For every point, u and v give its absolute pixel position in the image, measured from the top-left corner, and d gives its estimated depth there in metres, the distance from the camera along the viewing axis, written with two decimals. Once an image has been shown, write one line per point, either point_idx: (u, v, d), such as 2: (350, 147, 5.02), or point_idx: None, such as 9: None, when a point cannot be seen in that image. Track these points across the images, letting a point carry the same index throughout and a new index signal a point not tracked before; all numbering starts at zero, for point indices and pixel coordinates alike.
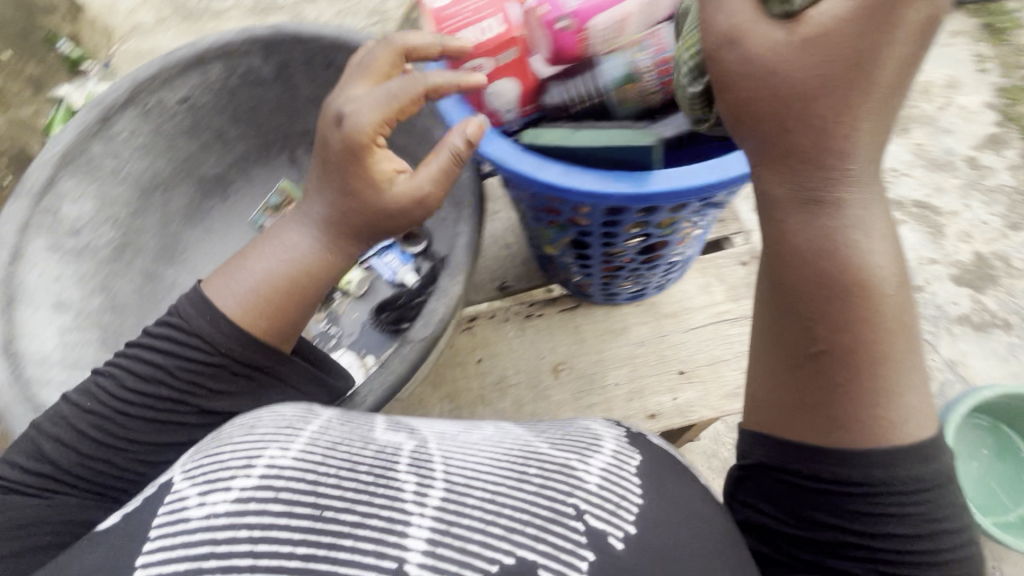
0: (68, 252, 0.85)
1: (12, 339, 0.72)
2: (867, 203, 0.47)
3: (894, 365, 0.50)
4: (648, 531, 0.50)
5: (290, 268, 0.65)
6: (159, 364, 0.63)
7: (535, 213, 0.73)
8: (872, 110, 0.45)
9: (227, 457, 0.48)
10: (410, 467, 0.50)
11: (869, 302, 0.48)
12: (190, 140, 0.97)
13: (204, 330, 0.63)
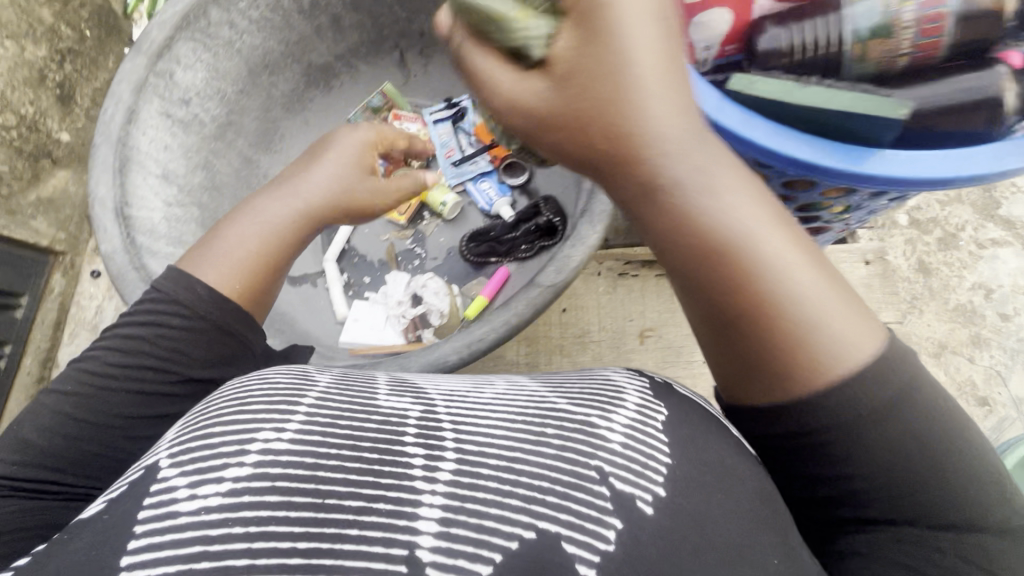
0: (177, 122, 0.81)
1: (126, 204, 0.70)
2: (701, 165, 0.40)
3: (820, 318, 0.40)
4: (679, 488, 0.46)
5: (263, 236, 0.62)
6: (139, 334, 0.57)
7: None
8: (661, 90, 0.39)
9: (217, 442, 0.43)
10: (417, 439, 0.47)
11: (756, 250, 0.40)
12: (305, 22, 0.91)
13: (180, 296, 0.58)
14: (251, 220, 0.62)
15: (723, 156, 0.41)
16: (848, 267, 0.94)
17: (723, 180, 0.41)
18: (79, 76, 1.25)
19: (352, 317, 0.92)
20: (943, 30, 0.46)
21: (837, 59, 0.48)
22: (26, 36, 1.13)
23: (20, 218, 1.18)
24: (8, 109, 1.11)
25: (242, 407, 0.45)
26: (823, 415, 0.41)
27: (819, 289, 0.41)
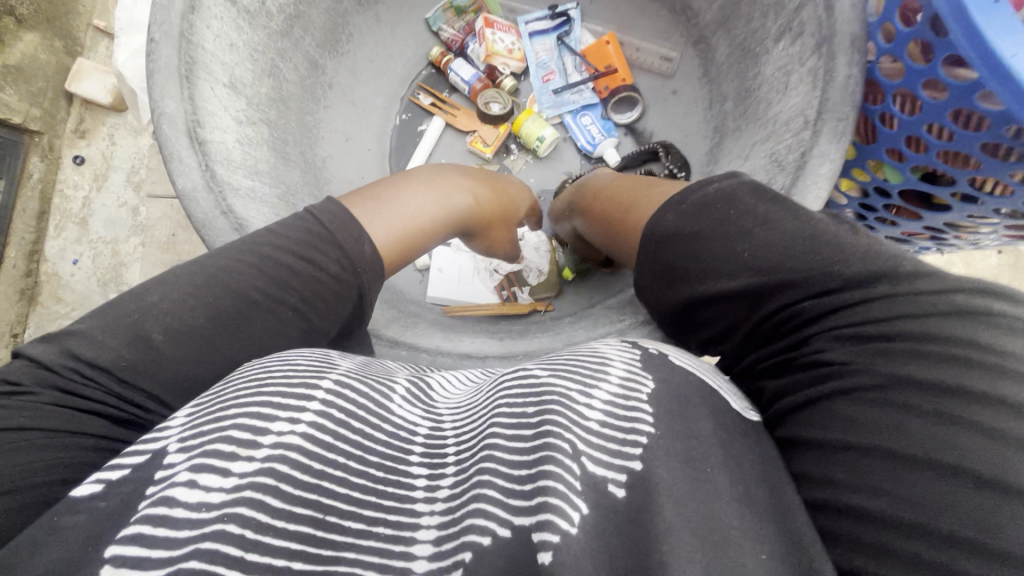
0: (244, 10, 0.63)
1: (199, 125, 0.56)
2: (607, 177, 0.66)
3: (639, 193, 0.57)
4: (661, 465, 0.35)
5: (437, 212, 0.56)
6: (295, 267, 0.46)
7: (895, 148, 0.55)
8: (595, 174, 0.70)
9: (229, 427, 0.35)
10: (424, 459, 0.39)
11: (625, 186, 0.60)
12: None
13: (346, 244, 0.48)
14: (431, 195, 0.56)
15: (589, 177, 0.69)
16: (979, 256, 0.86)
17: (588, 183, 0.67)
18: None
19: (436, 267, 0.82)
20: None
21: None
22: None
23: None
24: None
25: (259, 389, 0.38)
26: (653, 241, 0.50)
27: (655, 186, 0.57)
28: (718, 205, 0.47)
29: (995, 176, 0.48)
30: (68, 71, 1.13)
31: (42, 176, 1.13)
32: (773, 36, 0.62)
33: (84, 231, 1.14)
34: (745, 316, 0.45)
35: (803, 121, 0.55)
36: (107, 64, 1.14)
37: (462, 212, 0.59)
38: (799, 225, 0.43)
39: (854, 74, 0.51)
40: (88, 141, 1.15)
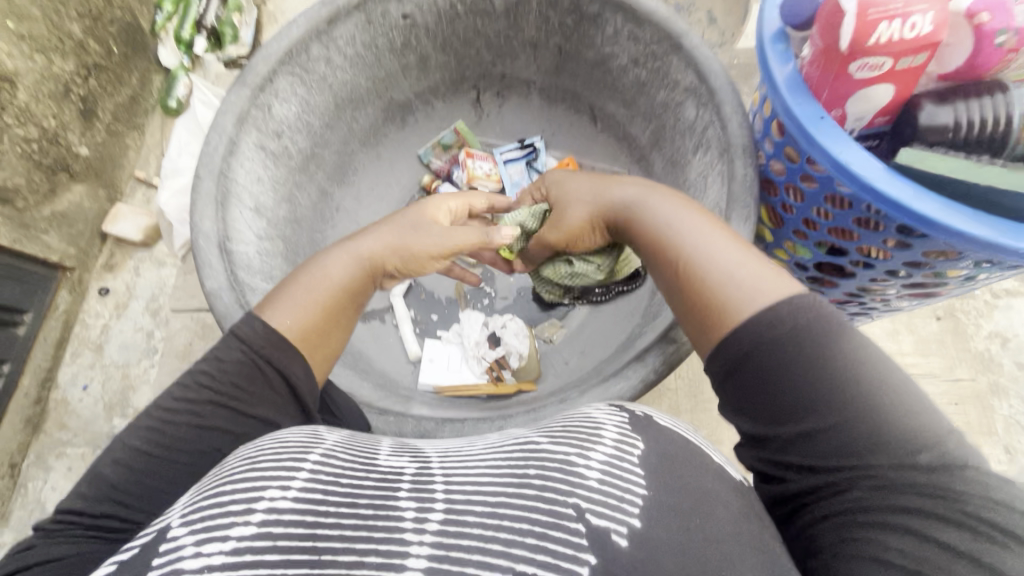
0: (271, 153, 0.80)
1: (228, 239, 0.69)
2: (634, 193, 0.63)
3: (712, 255, 0.52)
4: (655, 520, 0.43)
5: (321, 280, 0.61)
6: (207, 368, 0.53)
7: (799, 228, 0.67)
8: (605, 179, 0.68)
9: (226, 501, 0.39)
10: (413, 495, 0.43)
11: (651, 227, 0.59)
12: (395, 60, 0.92)
13: (243, 333, 0.55)
14: (309, 279, 0.60)
15: (624, 194, 0.63)
16: (921, 322, 0.93)
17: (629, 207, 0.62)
18: (104, 92, 1.31)
19: (427, 358, 0.90)
20: None
21: (1003, 138, 0.48)
22: (56, 51, 1.19)
23: (32, 231, 1.18)
24: (31, 122, 1.15)
25: (253, 466, 0.42)
26: (747, 334, 0.47)
27: (729, 250, 0.52)
28: (836, 336, 0.45)
29: (874, 244, 0.58)
30: (107, 215, 1.32)
31: (67, 307, 1.26)
32: (692, 150, 0.77)
33: (99, 357, 1.25)
34: (824, 430, 0.44)
35: (719, 210, 0.67)
36: (141, 208, 1.33)
37: (351, 275, 0.62)
38: (896, 385, 0.44)
39: (748, 172, 0.65)
40: (114, 275, 1.31)
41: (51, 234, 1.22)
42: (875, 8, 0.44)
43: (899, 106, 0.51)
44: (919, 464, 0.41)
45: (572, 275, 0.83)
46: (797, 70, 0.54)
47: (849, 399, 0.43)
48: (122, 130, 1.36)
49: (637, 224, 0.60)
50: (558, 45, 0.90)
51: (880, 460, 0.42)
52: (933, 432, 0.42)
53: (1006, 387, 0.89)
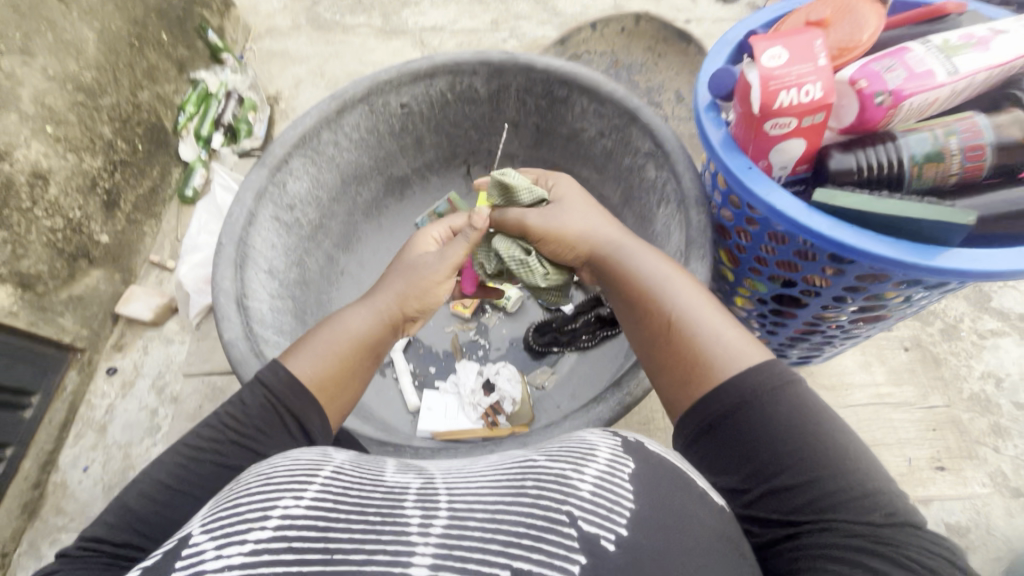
0: (284, 223, 0.91)
1: (244, 298, 0.77)
2: (624, 244, 0.70)
3: (700, 317, 0.59)
4: (643, 531, 0.45)
5: (345, 334, 0.66)
6: (226, 407, 0.59)
7: (754, 265, 0.75)
8: (593, 214, 0.74)
9: (245, 509, 0.43)
10: (416, 504, 0.47)
11: (636, 278, 0.65)
12: (394, 142, 1.05)
13: (264, 376, 0.61)
14: (331, 333, 0.66)
15: (618, 249, 0.69)
16: (891, 353, 0.99)
17: (621, 262, 0.68)
18: (127, 184, 1.46)
19: (426, 407, 0.96)
20: (985, 158, 0.55)
21: (899, 177, 0.57)
22: (87, 150, 1.34)
23: (49, 314, 1.26)
24: (59, 213, 1.27)
25: (268, 481, 0.47)
26: (734, 390, 0.52)
27: (714, 313, 0.59)
28: (799, 400, 0.51)
29: (815, 272, 0.66)
30: (121, 297, 1.41)
31: (74, 388, 1.32)
32: (656, 205, 0.88)
33: (101, 437, 1.29)
34: (794, 483, 0.49)
35: (683, 251, 0.75)
36: (154, 290, 1.43)
37: (370, 329, 0.68)
38: (854, 452, 0.50)
39: (702, 218, 0.74)
40: (123, 354, 1.38)
41: (67, 316, 1.30)
42: (774, 80, 0.55)
43: (812, 157, 0.60)
44: (874, 520, 0.46)
45: (521, 261, 0.79)
46: (728, 132, 0.65)
47: (814, 459, 0.49)
48: (141, 219, 1.50)
49: (627, 277, 0.66)
50: (535, 122, 1.04)
51: (840, 513, 0.47)
52: (888, 496, 0.48)
53: (1011, 428, 0.93)
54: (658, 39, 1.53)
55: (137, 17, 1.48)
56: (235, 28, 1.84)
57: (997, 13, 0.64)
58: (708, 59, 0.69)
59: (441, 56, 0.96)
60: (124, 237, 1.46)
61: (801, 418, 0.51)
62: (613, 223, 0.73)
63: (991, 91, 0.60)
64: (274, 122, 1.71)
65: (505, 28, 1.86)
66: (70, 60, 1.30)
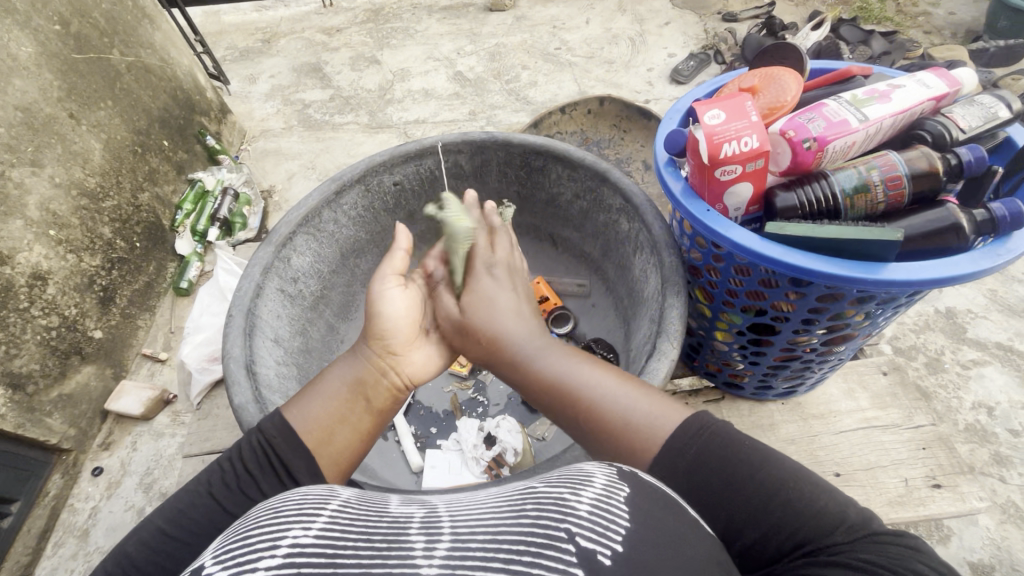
0: (287, 295, 0.96)
1: (253, 364, 0.81)
2: (525, 346, 0.68)
3: (611, 401, 0.61)
4: (641, 548, 0.44)
5: (336, 383, 0.68)
6: (234, 460, 0.62)
7: (728, 297, 0.81)
8: (498, 308, 0.72)
9: (256, 539, 0.44)
10: (421, 531, 0.46)
11: (545, 381, 0.66)
12: (389, 216, 1.14)
13: (268, 428, 0.64)
14: (322, 383, 0.69)
15: (515, 352, 0.68)
16: (871, 378, 1.04)
17: (522, 367, 0.67)
18: (123, 280, 1.52)
19: (428, 465, 0.98)
20: (904, 186, 0.65)
21: (836, 209, 0.66)
22: (87, 251, 1.41)
23: (37, 414, 1.27)
24: (55, 311, 1.32)
25: (277, 514, 0.48)
26: (678, 449, 0.55)
27: (620, 390, 0.62)
28: (738, 440, 0.55)
29: (780, 298, 0.73)
30: (111, 393, 1.42)
31: (57, 491, 1.29)
32: (632, 254, 0.97)
33: (83, 543, 1.23)
34: (774, 511, 0.51)
35: (661, 290, 0.82)
36: (145, 383, 1.44)
37: (356, 375, 0.69)
38: (795, 480, 0.52)
39: (673, 258, 0.82)
40: (110, 452, 1.36)
41: (55, 416, 1.30)
42: (717, 135, 0.64)
43: (760, 198, 0.70)
44: (839, 541, 0.48)
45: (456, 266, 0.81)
46: (686, 182, 0.74)
47: (785, 490, 0.51)
48: (135, 313, 1.54)
49: (535, 382, 0.66)
50: (516, 191, 1.15)
51: (810, 546, 0.48)
52: (843, 511, 0.50)
53: None
54: (622, 116, 1.71)
55: (141, 128, 1.61)
56: (232, 132, 2.01)
57: (894, 73, 0.77)
58: (663, 123, 0.80)
59: (430, 138, 1.07)
60: (118, 332, 1.49)
61: (756, 451, 0.54)
62: (514, 314, 0.72)
63: (901, 133, 0.72)
64: (268, 213, 1.82)
65: (482, 117, 2.05)
66: (76, 169, 1.40)
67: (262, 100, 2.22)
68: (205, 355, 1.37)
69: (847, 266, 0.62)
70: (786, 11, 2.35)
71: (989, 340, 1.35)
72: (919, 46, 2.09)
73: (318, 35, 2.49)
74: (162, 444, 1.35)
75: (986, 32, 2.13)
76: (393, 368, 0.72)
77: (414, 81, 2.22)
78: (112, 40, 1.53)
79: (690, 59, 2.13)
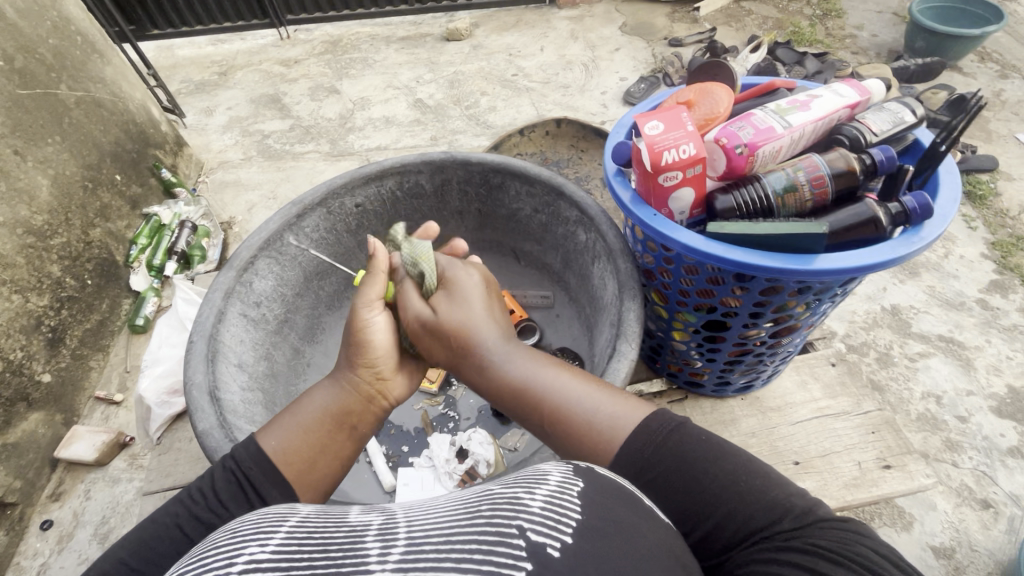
0: (250, 319, 0.96)
1: (216, 389, 0.80)
2: (495, 353, 0.66)
3: (578, 403, 0.62)
4: (591, 540, 0.43)
5: (315, 412, 0.67)
6: (202, 487, 0.61)
7: (682, 298, 0.86)
8: (467, 312, 0.68)
9: (209, 560, 0.41)
10: (378, 538, 0.44)
11: (512, 387, 0.65)
12: (352, 238, 1.15)
13: (241, 457, 0.62)
14: (298, 408, 0.67)
15: (481, 353, 0.66)
16: (821, 369, 1.10)
17: (491, 370, 0.65)
18: (73, 320, 1.46)
19: (402, 483, 0.97)
20: (827, 185, 0.71)
21: (771, 209, 0.71)
22: (34, 290, 1.36)
23: None
24: None
25: (234, 534, 0.45)
26: (637, 449, 0.57)
27: (587, 392, 0.63)
28: (696, 439, 0.57)
29: (727, 294, 0.78)
30: (62, 439, 1.35)
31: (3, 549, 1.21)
32: (590, 262, 1.00)
33: None
34: (734, 505, 0.53)
35: (620, 294, 0.86)
36: (99, 427, 1.37)
37: (342, 405, 0.68)
38: (745, 475, 0.55)
39: (628, 264, 0.86)
40: (61, 503, 1.29)
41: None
42: (658, 144, 0.69)
43: (702, 202, 0.75)
44: (786, 528, 0.50)
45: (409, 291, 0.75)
46: (634, 190, 0.78)
47: (744, 484, 0.54)
48: (86, 354, 1.48)
49: (501, 386, 0.65)
50: (477, 209, 1.18)
51: (758, 533, 0.51)
52: (789, 500, 0.52)
53: None
54: (578, 137, 1.78)
55: (92, 162, 1.58)
56: (188, 165, 1.99)
57: (814, 85, 0.85)
58: (610, 135, 0.85)
59: (390, 160, 1.09)
60: (69, 375, 1.43)
61: (718, 446, 0.57)
62: (486, 315, 0.69)
63: (823, 138, 0.78)
64: (228, 244, 1.79)
65: (444, 142, 2.10)
66: (22, 207, 1.35)
67: (220, 131, 2.21)
68: (165, 388, 1.33)
69: (785, 260, 0.66)
70: (727, 36, 2.51)
71: (932, 333, 1.44)
72: (848, 65, 2.27)
73: (275, 67, 2.51)
74: (119, 489, 1.29)
75: (906, 52, 2.33)
76: (380, 391, 0.71)
77: (375, 109, 2.25)
78: (60, 75, 1.50)
79: (640, 82, 2.24)
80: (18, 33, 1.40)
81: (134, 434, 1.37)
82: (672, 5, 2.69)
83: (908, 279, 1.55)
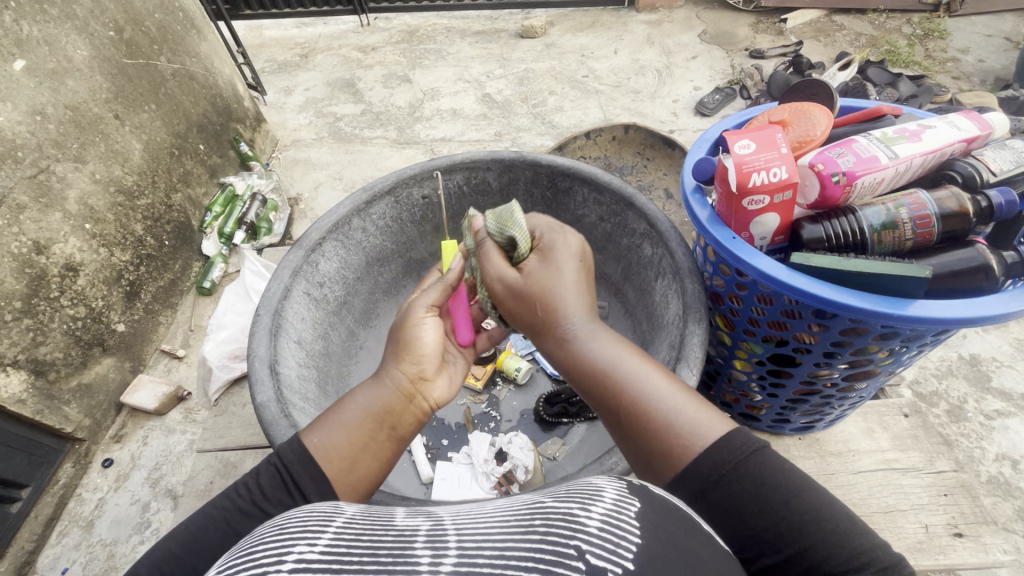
0: (314, 298, 0.99)
1: (276, 363, 0.83)
2: (586, 335, 0.65)
3: (657, 398, 0.59)
4: (652, 566, 0.41)
5: (364, 413, 0.67)
6: (247, 481, 0.62)
7: (749, 326, 0.81)
8: (554, 298, 0.67)
9: (259, 556, 0.42)
10: (427, 543, 0.43)
11: (593, 368, 0.63)
12: (415, 228, 1.17)
13: (286, 457, 0.63)
14: (343, 408, 0.67)
15: (563, 329, 0.66)
16: (891, 419, 1.02)
17: (572, 347, 0.65)
18: (149, 277, 1.56)
19: (438, 477, 0.98)
20: (933, 225, 0.65)
21: (864, 244, 0.66)
22: (118, 246, 1.46)
23: (56, 402, 1.30)
24: (83, 303, 1.36)
25: (282, 530, 0.45)
26: (704, 467, 0.53)
27: (669, 387, 0.60)
28: (768, 466, 0.52)
29: (802, 329, 0.73)
30: (129, 385, 1.45)
31: (67, 480, 1.31)
32: (654, 278, 0.97)
33: (86, 535, 1.25)
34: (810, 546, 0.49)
35: (683, 315, 0.82)
36: (161, 379, 1.46)
37: (383, 404, 0.67)
38: (828, 513, 0.50)
39: (695, 287, 0.82)
40: (121, 445, 1.38)
41: (72, 405, 1.33)
42: (747, 164, 0.65)
43: (786, 228, 0.70)
44: None
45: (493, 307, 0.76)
46: (712, 209, 0.75)
47: (825, 526, 0.49)
48: (157, 309, 1.58)
49: (581, 364, 0.64)
50: (540, 211, 1.16)
51: None
52: (873, 550, 0.48)
53: None
54: (646, 145, 1.73)
55: (180, 131, 1.68)
56: (265, 141, 2.08)
57: (925, 114, 0.78)
58: (691, 149, 0.81)
59: (460, 155, 1.10)
60: (139, 327, 1.53)
61: (799, 475, 0.52)
62: (575, 289, 0.68)
63: (930, 173, 0.72)
64: (294, 220, 1.86)
65: (508, 138, 2.09)
66: (116, 167, 1.45)
67: (296, 111, 2.30)
68: (227, 352, 1.40)
69: (880, 304, 0.61)
70: (814, 51, 2.38)
71: (1015, 391, 1.31)
72: (948, 90, 2.09)
73: (353, 52, 2.58)
74: (174, 442, 1.36)
75: (1016, 80, 2.13)
76: (420, 392, 0.70)
77: (444, 101, 2.28)
78: (160, 47, 1.60)
79: (715, 93, 2.16)
80: (131, 7, 1.51)
81: (191, 390, 1.45)
82: (758, 16, 2.58)
83: (993, 328, 1.42)
